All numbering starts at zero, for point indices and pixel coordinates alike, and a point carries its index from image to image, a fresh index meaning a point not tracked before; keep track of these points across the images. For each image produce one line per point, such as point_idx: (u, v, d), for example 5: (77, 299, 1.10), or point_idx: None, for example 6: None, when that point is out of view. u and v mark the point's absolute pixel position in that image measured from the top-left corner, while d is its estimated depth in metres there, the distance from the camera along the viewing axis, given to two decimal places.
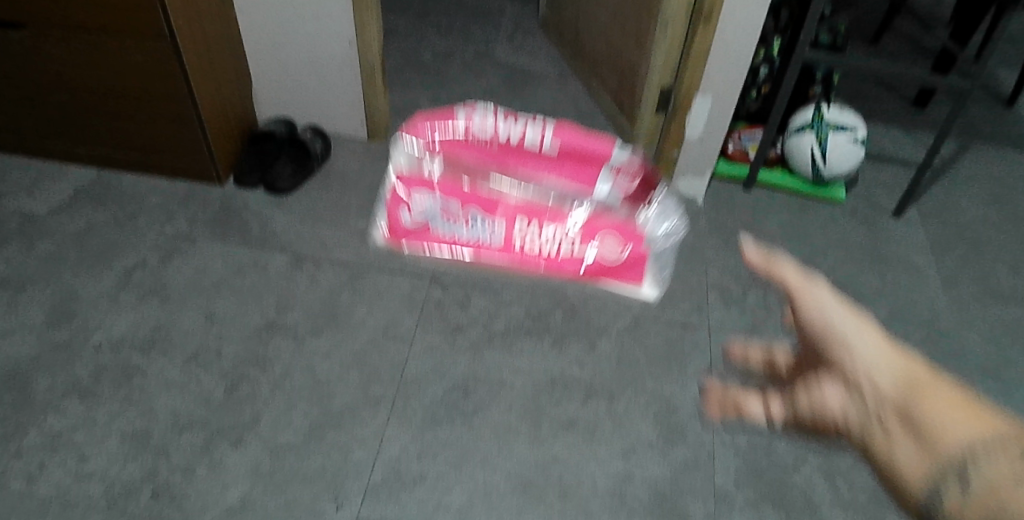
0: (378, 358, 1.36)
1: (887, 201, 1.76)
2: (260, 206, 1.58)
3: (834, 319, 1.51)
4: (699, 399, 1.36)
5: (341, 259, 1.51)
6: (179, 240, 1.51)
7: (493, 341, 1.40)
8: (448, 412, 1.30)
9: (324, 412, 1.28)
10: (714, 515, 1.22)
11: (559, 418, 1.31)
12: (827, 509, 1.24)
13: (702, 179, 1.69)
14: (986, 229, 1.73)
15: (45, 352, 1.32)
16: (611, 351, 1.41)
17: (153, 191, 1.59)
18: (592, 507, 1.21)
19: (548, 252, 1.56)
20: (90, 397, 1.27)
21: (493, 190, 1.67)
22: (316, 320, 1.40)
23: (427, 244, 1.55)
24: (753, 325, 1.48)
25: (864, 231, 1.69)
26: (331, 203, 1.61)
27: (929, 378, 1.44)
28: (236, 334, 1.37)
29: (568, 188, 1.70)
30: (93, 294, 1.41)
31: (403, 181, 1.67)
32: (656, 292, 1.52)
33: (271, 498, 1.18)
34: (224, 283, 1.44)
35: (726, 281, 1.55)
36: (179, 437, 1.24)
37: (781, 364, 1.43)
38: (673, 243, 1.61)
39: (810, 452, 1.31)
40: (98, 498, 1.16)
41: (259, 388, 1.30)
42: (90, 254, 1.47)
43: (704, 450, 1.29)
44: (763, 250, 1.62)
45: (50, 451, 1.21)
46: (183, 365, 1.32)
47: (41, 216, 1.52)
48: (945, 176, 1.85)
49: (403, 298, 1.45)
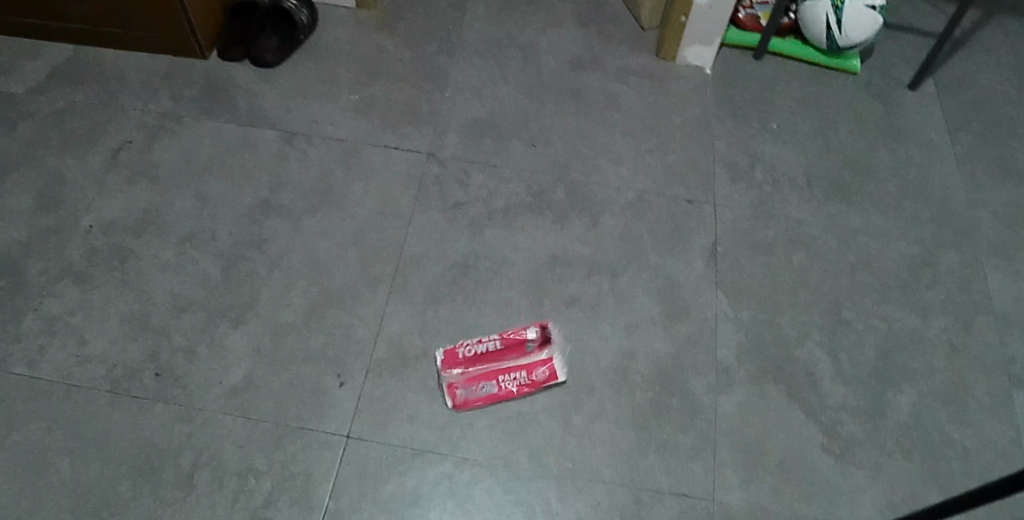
0: (376, 237, 1.33)
1: (904, 75, 1.68)
2: (247, 82, 1.51)
3: (844, 196, 1.47)
4: (703, 276, 1.34)
5: (334, 137, 1.45)
6: (165, 119, 1.45)
7: (493, 218, 1.37)
8: (449, 290, 1.28)
9: (322, 291, 1.26)
10: (716, 389, 1.22)
11: (562, 294, 1.29)
12: (829, 383, 1.24)
13: (711, 47, 1.58)
14: (1006, 104, 1.66)
15: (35, 236, 1.29)
16: (614, 228, 1.38)
17: (133, 68, 1.52)
18: (594, 382, 1.21)
19: (550, 128, 1.51)
20: (85, 281, 1.25)
21: (491, 63, 1.59)
22: (311, 199, 1.36)
23: (423, 119, 1.49)
24: (761, 201, 1.44)
25: (878, 105, 1.62)
26: (321, 78, 1.53)
27: (938, 255, 1.41)
28: (230, 215, 1.33)
29: (570, 60, 1.62)
30: (80, 177, 1.36)
31: (396, 54, 1.59)
32: (660, 168, 1.47)
33: (274, 376, 1.18)
34: (214, 163, 1.39)
35: (733, 156, 1.50)
36: (178, 318, 1.22)
37: (787, 241, 1.40)
38: (679, 117, 1.55)
39: (814, 328, 1.30)
40: (101, 378, 1.16)
41: (256, 267, 1.28)
42: (73, 136, 1.41)
43: (707, 327, 1.28)
44: (773, 125, 1.56)
45: (49, 334, 1.19)
46: (177, 246, 1.30)
47: (19, 97, 1.45)
48: (966, 48, 1.75)
49: (399, 175, 1.41)
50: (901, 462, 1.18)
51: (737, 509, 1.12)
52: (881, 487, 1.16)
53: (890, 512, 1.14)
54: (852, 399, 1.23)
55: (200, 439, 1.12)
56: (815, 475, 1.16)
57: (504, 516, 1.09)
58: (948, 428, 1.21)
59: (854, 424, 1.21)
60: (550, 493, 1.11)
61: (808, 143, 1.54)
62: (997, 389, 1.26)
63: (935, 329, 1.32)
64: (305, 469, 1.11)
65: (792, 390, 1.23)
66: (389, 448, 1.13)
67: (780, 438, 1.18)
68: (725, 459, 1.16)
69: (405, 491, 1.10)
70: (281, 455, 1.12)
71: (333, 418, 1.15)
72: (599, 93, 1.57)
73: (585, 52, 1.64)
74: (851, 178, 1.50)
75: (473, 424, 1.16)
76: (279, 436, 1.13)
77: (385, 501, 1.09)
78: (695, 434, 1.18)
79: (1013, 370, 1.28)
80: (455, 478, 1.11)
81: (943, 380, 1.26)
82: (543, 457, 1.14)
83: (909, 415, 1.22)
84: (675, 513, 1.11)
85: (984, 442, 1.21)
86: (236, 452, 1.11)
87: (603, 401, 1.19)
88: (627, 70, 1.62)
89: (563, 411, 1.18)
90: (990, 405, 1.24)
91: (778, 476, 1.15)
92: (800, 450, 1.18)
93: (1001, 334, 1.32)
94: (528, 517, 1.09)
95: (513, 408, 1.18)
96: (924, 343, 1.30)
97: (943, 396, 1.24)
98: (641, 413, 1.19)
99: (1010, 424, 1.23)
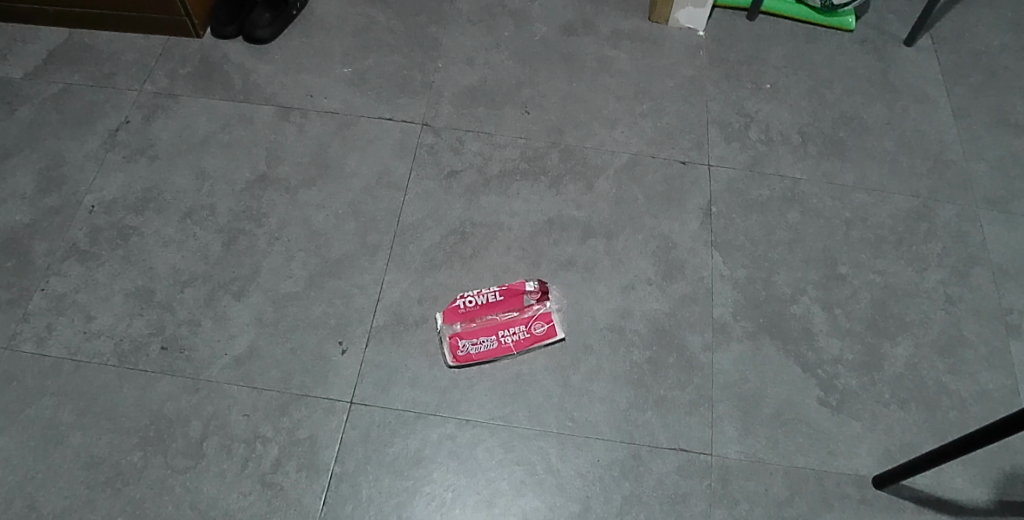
0: (373, 206, 1.34)
1: (899, 29, 1.67)
2: (241, 59, 1.52)
3: (839, 152, 1.47)
4: (699, 235, 1.35)
5: (328, 110, 1.46)
6: (161, 98, 1.46)
7: (488, 185, 1.38)
8: (447, 256, 1.30)
9: (322, 261, 1.28)
10: (713, 346, 1.23)
11: (558, 258, 1.31)
12: (825, 337, 1.25)
13: (703, 8, 1.57)
14: (1003, 57, 1.64)
15: (39, 217, 1.31)
16: (609, 191, 1.39)
17: (127, 49, 1.53)
18: (592, 342, 1.22)
19: (543, 93, 1.51)
20: (89, 259, 1.27)
21: (483, 30, 1.60)
22: (308, 171, 1.38)
23: (416, 89, 1.50)
24: (755, 159, 1.45)
25: (873, 61, 1.61)
26: (314, 51, 1.54)
27: (934, 209, 1.41)
28: (229, 190, 1.35)
29: (562, 26, 1.62)
30: (80, 158, 1.38)
31: (387, 25, 1.59)
32: (654, 131, 1.47)
33: (278, 345, 1.20)
34: (211, 139, 1.41)
35: (727, 115, 1.51)
36: (182, 292, 1.25)
37: (782, 199, 1.40)
38: (672, 78, 1.55)
39: (810, 284, 1.31)
40: (109, 353, 1.19)
41: (257, 240, 1.30)
42: (72, 117, 1.43)
43: (703, 285, 1.29)
44: (766, 84, 1.56)
45: (57, 312, 1.22)
46: (178, 222, 1.32)
47: (16, 81, 1.47)
48: (963, 0, 1.73)
49: (394, 146, 1.42)
50: (897, 412, 1.19)
51: (736, 462, 1.14)
52: (877, 437, 1.17)
53: (887, 461, 1.15)
54: (848, 352, 1.24)
55: (208, 408, 1.15)
56: (812, 428, 1.17)
57: (506, 474, 1.12)
58: (944, 378, 1.23)
59: (851, 377, 1.22)
60: (551, 451, 1.14)
61: (801, 101, 1.54)
62: (993, 339, 1.27)
63: (931, 282, 1.32)
64: (311, 435, 1.13)
65: (789, 345, 1.24)
66: (392, 412, 1.15)
67: (777, 392, 1.20)
68: (723, 414, 1.18)
69: (409, 453, 1.12)
70: (287, 421, 1.14)
71: (336, 384, 1.17)
72: (591, 57, 1.57)
73: (577, 16, 1.64)
74: (846, 134, 1.50)
75: (473, 386, 1.18)
76: (285, 403, 1.15)
77: (389, 463, 1.12)
78: (693, 390, 1.19)
79: (1009, 320, 1.29)
80: (457, 439, 1.14)
81: (939, 332, 1.27)
82: (543, 417, 1.16)
83: (905, 367, 1.23)
84: (675, 467, 1.13)
85: (980, 390, 1.22)
86: (243, 420, 1.14)
87: (601, 360, 1.21)
88: (620, 34, 1.61)
89: (561, 371, 1.20)
90: (986, 355, 1.25)
91: (775, 429, 1.17)
92: (797, 403, 1.19)
93: (997, 285, 1.33)
94: (530, 474, 1.12)
95: (512, 369, 1.20)
96: (921, 296, 1.31)
97: (939, 347, 1.25)
98: (639, 371, 1.20)
99: (1007, 373, 1.23)
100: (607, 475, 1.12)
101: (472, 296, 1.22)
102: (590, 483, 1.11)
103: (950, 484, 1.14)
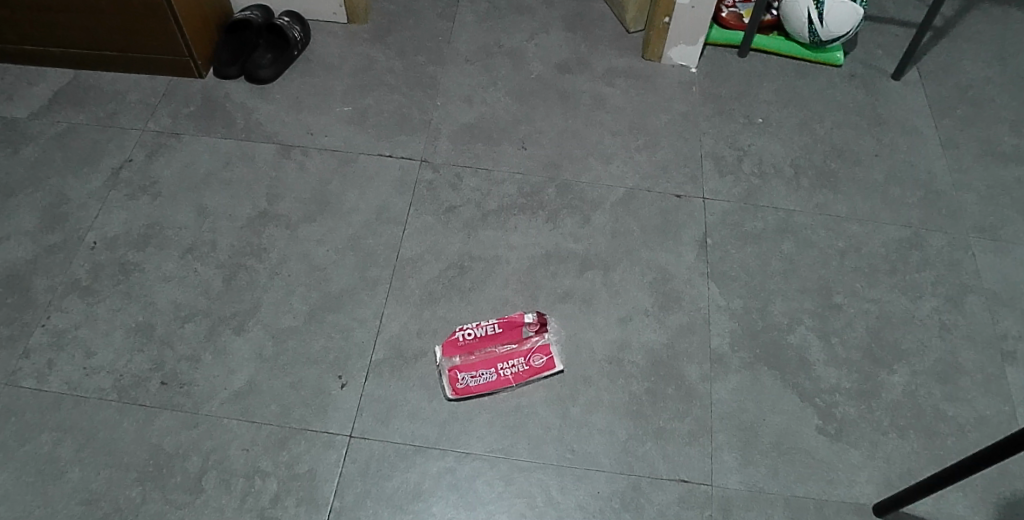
0: (372, 241, 1.36)
1: (886, 65, 1.71)
2: (243, 98, 1.56)
3: (830, 184, 1.50)
4: (695, 267, 1.36)
5: (329, 147, 1.49)
6: (164, 137, 1.49)
7: (487, 219, 1.40)
8: (446, 290, 1.31)
9: (322, 295, 1.30)
10: (711, 376, 1.24)
11: (556, 290, 1.32)
12: (822, 366, 1.26)
13: (695, 46, 1.62)
14: (988, 90, 1.68)
15: (42, 253, 1.32)
16: (605, 224, 1.41)
17: (132, 89, 1.56)
18: (591, 374, 1.23)
19: (539, 129, 1.54)
20: (90, 295, 1.28)
21: (480, 69, 1.64)
22: (308, 207, 1.40)
23: (415, 126, 1.53)
24: (748, 192, 1.47)
25: (861, 95, 1.65)
26: (315, 91, 1.57)
27: (926, 238, 1.43)
28: (230, 226, 1.37)
29: (557, 64, 1.66)
30: (83, 196, 1.40)
31: (386, 64, 1.63)
32: (649, 165, 1.50)
33: (277, 380, 1.21)
34: (213, 177, 1.43)
35: (720, 149, 1.54)
36: (182, 327, 1.25)
37: (776, 230, 1.42)
38: (666, 114, 1.58)
39: (806, 314, 1.32)
40: (108, 388, 1.19)
41: (257, 275, 1.31)
42: (76, 156, 1.45)
43: (700, 316, 1.30)
44: (758, 119, 1.59)
45: (57, 348, 1.22)
46: (180, 257, 1.33)
47: (22, 121, 1.50)
48: (947, 36, 1.78)
49: (394, 181, 1.44)
50: (896, 440, 1.19)
51: (736, 492, 1.13)
52: (878, 465, 1.17)
53: (888, 489, 1.15)
54: (846, 381, 1.25)
55: (207, 443, 1.15)
56: (812, 457, 1.17)
57: (506, 507, 1.11)
58: (942, 406, 1.23)
59: (849, 406, 1.22)
60: (551, 483, 1.13)
61: (793, 134, 1.57)
62: (989, 365, 1.27)
63: (926, 310, 1.33)
64: (310, 469, 1.13)
65: (787, 375, 1.25)
66: (391, 445, 1.15)
67: (777, 422, 1.20)
68: (723, 444, 1.18)
69: (409, 486, 1.12)
70: (286, 455, 1.14)
71: (335, 418, 1.17)
72: (586, 94, 1.61)
73: (572, 55, 1.68)
74: (837, 166, 1.53)
75: (473, 419, 1.18)
76: (284, 437, 1.15)
77: (388, 497, 1.11)
78: (692, 421, 1.20)
79: (1004, 347, 1.30)
80: (457, 472, 1.14)
81: (936, 359, 1.28)
82: (543, 449, 1.16)
83: (903, 395, 1.24)
84: (675, 498, 1.13)
85: (978, 417, 1.22)
86: (242, 455, 1.14)
87: (599, 392, 1.21)
88: (614, 71, 1.65)
89: (560, 403, 1.20)
90: (983, 382, 1.26)
91: (775, 458, 1.17)
92: (796, 433, 1.19)
93: (991, 312, 1.34)
94: (530, 507, 1.11)
95: (511, 402, 1.20)
96: (916, 325, 1.32)
97: (935, 375, 1.26)
98: (638, 402, 1.21)
99: (1004, 400, 1.24)
100: (608, 507, 1.12)
101: (471, 328, 1.25)
102: (591, 515, 1.11)
103: (951, 512, 1.13)
